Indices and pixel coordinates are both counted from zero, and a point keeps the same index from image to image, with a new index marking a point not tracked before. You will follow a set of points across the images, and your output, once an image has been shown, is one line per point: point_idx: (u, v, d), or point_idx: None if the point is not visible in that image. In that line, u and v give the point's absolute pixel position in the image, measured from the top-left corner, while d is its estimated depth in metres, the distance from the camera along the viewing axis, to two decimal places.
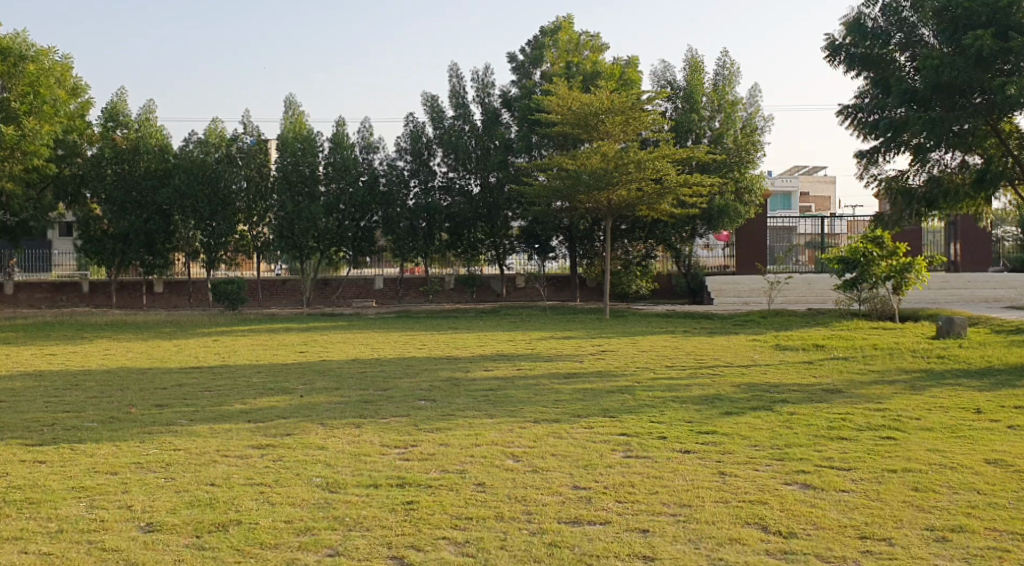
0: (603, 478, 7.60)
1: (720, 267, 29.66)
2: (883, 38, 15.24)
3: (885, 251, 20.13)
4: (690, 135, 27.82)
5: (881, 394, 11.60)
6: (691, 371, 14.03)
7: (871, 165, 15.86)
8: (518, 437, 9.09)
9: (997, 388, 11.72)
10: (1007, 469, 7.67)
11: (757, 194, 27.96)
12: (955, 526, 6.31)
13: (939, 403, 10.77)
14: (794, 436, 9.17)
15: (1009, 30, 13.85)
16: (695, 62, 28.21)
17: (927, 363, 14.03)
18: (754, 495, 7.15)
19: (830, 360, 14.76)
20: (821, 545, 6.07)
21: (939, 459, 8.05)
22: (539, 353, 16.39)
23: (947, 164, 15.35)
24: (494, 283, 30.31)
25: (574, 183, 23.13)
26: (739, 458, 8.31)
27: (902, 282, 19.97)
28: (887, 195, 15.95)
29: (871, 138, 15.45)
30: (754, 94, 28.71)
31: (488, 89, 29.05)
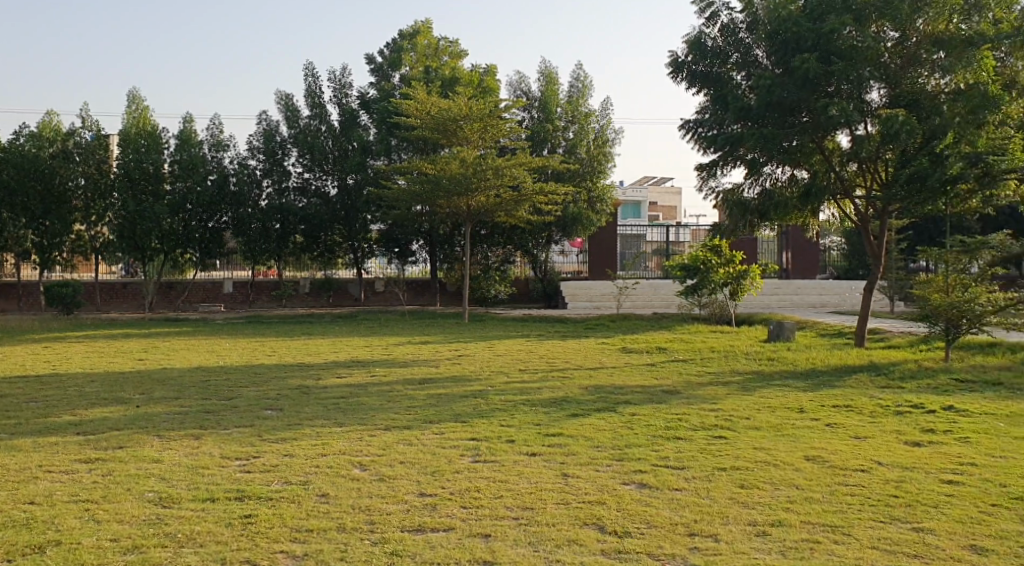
0: (449, 485, 7.67)
1: (573, 273, 30.34)
2: (721, 57, 16.00)
3: (723, 258, 21.06)
4: (546, 144, 28.32)
5: (717, 394, 12.15)
6: (541, 375, 14.29)
7: (710, 178, 16.61)
8: (366, 445, 9.05)
9: (821, 389, 12.46)
10: (824, 465, 8.19)
11: (609, 204, 28.82)
12: (774, 521, 6.70)
13: (769, 403, 11.38)
14: (635, 436, 9.52)
15: (831, 55, 14.69)
16: (549, 73, 28.83)
17: (760, 365, 14.78)
18: (593, 496, 7.38)
19: (671, 363, 15.35)
20: (652, 543, 6.33)
21: (765, 456, 8.52)
22: (394, 358, 16.34)
23: (778, 178, 16.32)
24: (352, 287, 29.98)
25: (433, 188, 23.14)
26: (582, 460, 8.56)
27: (739, 289, 21.12)
28: (723, 206, 16.75)
29: (710, 152, 16.17)
30: (606, 107, 29.50)
31: (344, 89, 28.77)
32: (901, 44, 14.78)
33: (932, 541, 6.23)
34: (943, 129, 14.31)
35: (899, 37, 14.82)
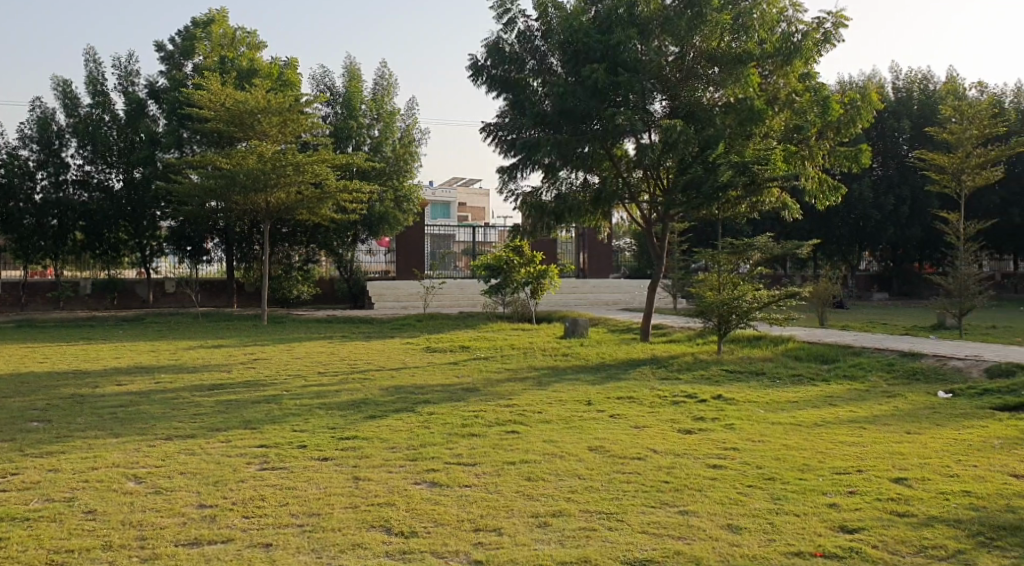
0: (232, 494, 7.38)
1: (380, 273, 29.95)
2: (518, 62, 16.29)
3: (525, 258, 21.50)
4: (350, 141, 27.70)
5: (512, 391, 12.36)
6: (340, 377, 14.05)
7: (510, 181, 16.89)
8: (143, 456, 8.58)
9: (611, 382, 12.94)
10: (606, 455, 8.49)
11: (415, 203, 28.72)
12: (555, 511, 6.87)
13: (561, 397, 11.69)
14: (429, 436, 9.52)
15: (618, 66, 15.31)
16: (353, 69, 28.44)
17: (556, 361, 15.17)
18: (383, 498, 7.31)
19: (472, 361, 15.49)
20: (437, 541, 6.34)
21: (552, 449, 8.74)
22: (183, 363, 15.59)
23: (573, 182, 16.80)
24: (139, 288, 28.37)
25: (229, 184, 22.30)
26: (373, 462, 8.46)
27: (539, 287, 21.64)
28: (522, 208, 17.08)
29: (510, 155, 16.43)
30: (411, 106, 29.40)
31: (131, 77, 27.21)
32: (681, 58, 15.70)
33: (696, 523, 6.58)
34: (716, 140, 15.13)
35: (678, 52, 15.74)
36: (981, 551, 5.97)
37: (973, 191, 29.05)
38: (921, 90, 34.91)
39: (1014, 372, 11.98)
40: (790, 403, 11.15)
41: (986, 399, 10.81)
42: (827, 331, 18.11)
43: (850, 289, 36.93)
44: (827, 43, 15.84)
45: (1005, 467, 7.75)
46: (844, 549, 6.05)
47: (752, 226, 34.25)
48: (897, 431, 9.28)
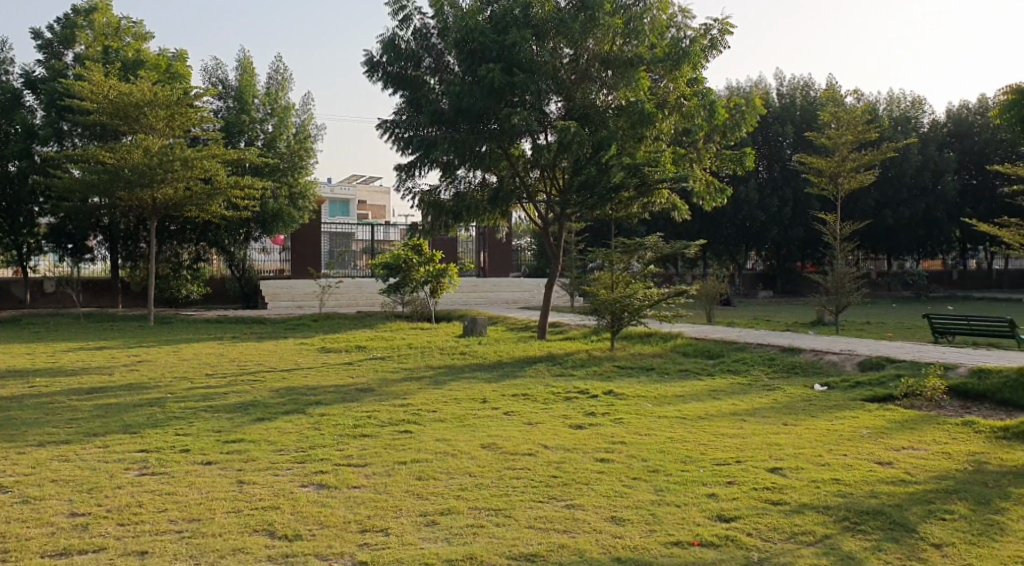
0: (108, 501, 7.17)
1: (275, 271, 29.44)
2: (414, 60, 16.24)
3: (423, 258, 21.43)
4: (243, 136, 27.10)
5: (406, 390, 12.33)
6: (229, 378, 13.76)
7: (408, 179, 16.83)
8: (13, 464, 8.23)
9: (505, 380, 13.04)
10: (498, 452, 8.55)
11: (310, 200, 28.29)
12: (443, 510, 6.89)
13: (455, 396, 11.72)
14: (319, 437, 9.42)
15: (514, 66, 15.40)
16: (245, 62, 27.82)
17: (451, 360, 15.19)
18: (267, 501, 7.20)
19: (367, 361, 15.38)
20: (321, 544, 6.29)
21: (444, 447, 8.76)
22: (62, 367, 15.02)
23: (471, 181, 16.84)
24: (15, 288, 27.16)
25: (113, 179, 21.59)
26: (260, 465, 8.32)
27: (438, 287, 21.64)
28: (420, 207, 17.03)
29: (407, 153, 16.37)
30: (306, 101, 28.94)
31: (5, 66, 26.05)
32: (575, 60, 15.85)
33: (580, 516, 6.69)
34: (609, 142, 15.45)
35: (573, 54, 15.87)
36: (847, 535, 6.25)
37: (850, 193, 30.34)
38: (803, 97, 36.40)
39: (883, 365, 12.58)
40: (678, 397, 11.44)
41: (859, 391, 11.32)
42: (716, 327, 18.64)
43: (737, 287, 38.05)
44: (713, 48, 16.28)
45: (873, 454, 8.14)
46: (720, 538, 6.25)
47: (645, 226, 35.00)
48: (774, 423, 9.63)
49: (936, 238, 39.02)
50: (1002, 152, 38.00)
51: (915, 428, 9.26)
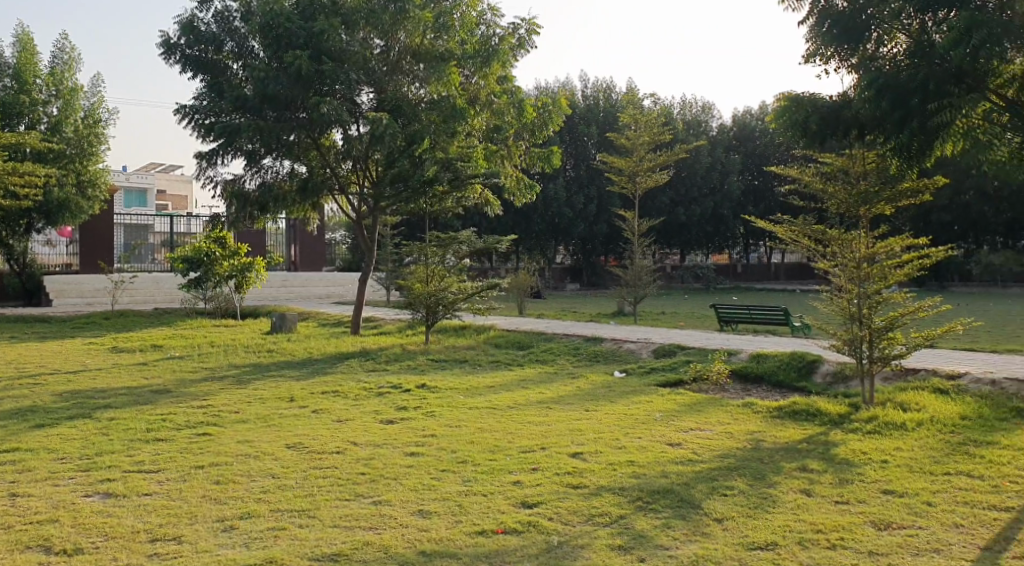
0: None
1: (62, 266, 27.87)
2: (215, 43, 15.75)
3: (228, 251, 20.79)
4: (23, 119, 25.26)
5: (206, 390, 11.96)
6: (7, 383, 12.87)
7: (210, 167, 16.29)
8: None
9: (311, 377, 12.90)
10: (303, 451, 8.49)
11: (102, 189, 26.73)
12: (241, 514, 6.78)
13: (259, 395, 11.49)
14: (108, 443, 9.01)
15: (322, 54, 15.22)
16: (26, 39, 25.88)
17: (255, 358, 14.85)
18: (46, 514, 6.84)
19: (164, 361, 14.79)
20: (106, 557, 6.06)
21: (245, 449, 8.60)
22: None
23: (278, 171, 16.50)
24: None
25: None
26: (40, 476, 7.88)
27: (244, 282, 21.09)
28: (223, 197, 16.53)
29: (208, 140, 15.84)
30: (95, 83, 27.25)
31: None
32: (386, 52, 15.93)
33: (385, 512, 6.76)
34: (421, 135, 15.54)
35: (384, 45, 15.96)
36: (639, 515, 6.64)
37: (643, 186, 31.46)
38: (606, 99, 37.90)
39: (675, 352, 13.35)
40: (486, 388, 11.71)
41: (655, 377, 11.99)
42: (524, 319, 19.15)
43: (545, 280, 39.07)
44: (522, 48, 16.69)
45: (665, 437, 8.66)
46: (522, 524, 6.48)
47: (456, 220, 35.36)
48: (576, 410, 10.05)
49: (723, 234, 41.88)
50: (778, 155, 41.41)
51: (702, 410, 9.92)
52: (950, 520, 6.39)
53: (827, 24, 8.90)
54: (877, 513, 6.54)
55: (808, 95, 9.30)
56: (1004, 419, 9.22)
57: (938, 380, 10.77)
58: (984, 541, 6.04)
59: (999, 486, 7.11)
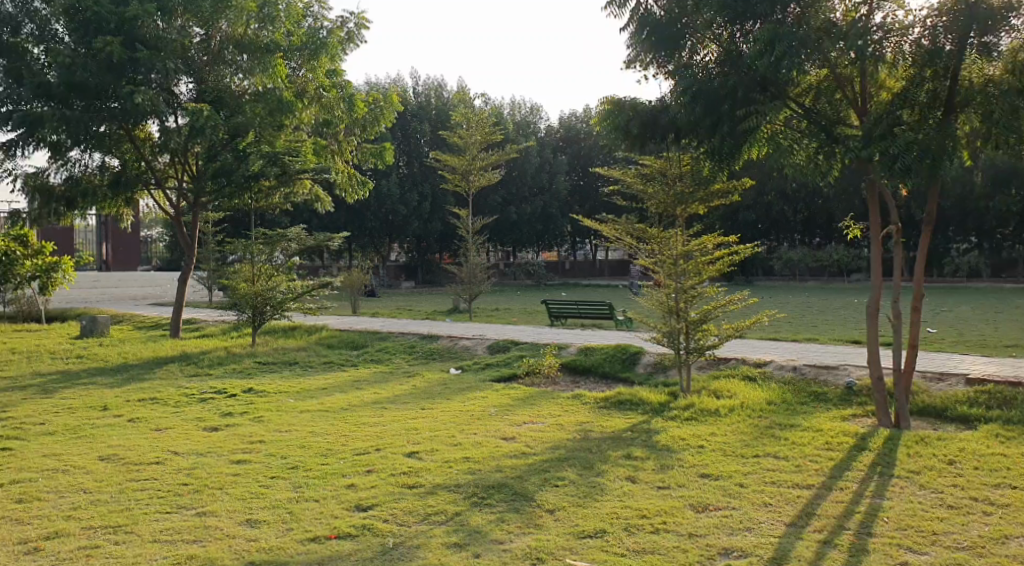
0: None
1: None
2: (13, 25, 14.80)
3: (30, 250, 19.56)
4: None
5: (8, 401, 11.28)
6: None
7: (9, 158, 15.32)
8: None
9: (127, 383, 12.39)
10: (118, 464, 8.18)
11: None
12: (49, 534, 6.50)
13: (69, 404, 10.95)
14: None
15: (135, 42, 14.60)
16: None
17: (64, 365, 14.10)
18: None
19: None
20: None
21: (54, 464, 8.20)
22: None
23: (87, 164, 15.73)
24: None
25: None
26: None
27: (48, 282, 19.94)
28: (24, 191, 15.59)
29: (7, 130, 14.88)
30: None
31: None
32: (206, 42, 15.39)
33: (210, 523, 6.64)
34: (245, 128, 15.21)
35: (203, 35, 15.37)
36: (473, 511, 6.80)
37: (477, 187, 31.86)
38: (438, 97, 38.04)
39: (509, 348, 13.64)
40: (316, 390, 11.62)
41: (488, 372, 12.23)
42: (355, 319, 19.05)
43: (378, 278, 38.78)
44: (350, 42, 16.58)
45: (497, 432, 8.88)
46: (357, 527, 6.51)
47: (282, 216, 34.63)
48: (409, 409, 10.13)
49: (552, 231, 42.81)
50: (603, 156, 42.99)
51: (533, 404, 10.21)
52: (761, 499, 6.89)
53: (646, 31, 9.18)
54: (695, 496, 6.96)
55: (631, 99, 9.67)
56: (805, 403, 10.00)
57: (749, 368, 11.52)
58: (790, 517, 6.54)
59: (801, 465, 7.72)
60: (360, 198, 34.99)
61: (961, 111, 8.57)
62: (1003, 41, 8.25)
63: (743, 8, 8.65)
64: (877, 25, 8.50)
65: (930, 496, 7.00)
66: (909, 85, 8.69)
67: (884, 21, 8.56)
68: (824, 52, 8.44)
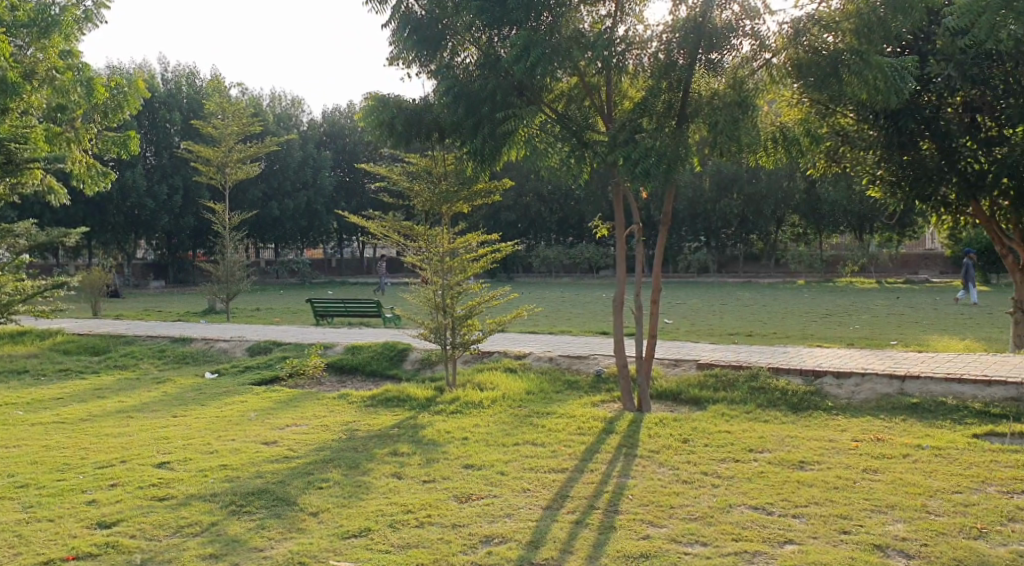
0: None
1: None
2: None
3: None
4: None
5: None
6: None
7: None
8: None
9: None
10: None
11: None
12: None
13: None
14: None
15: None
16: None
17: None
18: None
19: None
20: None
21: None
22: None
23: None
24: None
25: None
26: None
27: None
28: None
29: None
30: None
31: None
32: None
33: None
34: None
35: None
36: (230, 520, 6.70)
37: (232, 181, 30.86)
38: (189, 85, 36.56)
39: (271, 349, 13.42)
40: (55, 400, 10.92)
41: (248, 375, 11.98)
42: (100, 321, 17.97)
43: (121, 278, 36.66)
44: (89, 21, 15.65)
45: (256, 436, 8.76)
46: (99, 546, 6.24)
47: (11, 209, 31.92)
48: (160, 417, 9.76)
49: (316, 229, 41.93)
50: (367, 153, 42.90)
51: (296, 405, 10.13)
52: (520, 486, 7.27)
53: (407, 30, 9.34)
54: (458, 488, 7.23)
55: (394, 96, 9.83)
56: (561, 392, 10.58)
57: (508, 360, 12.01)
58: (545, 501, 6.95)
59: (557, 451, 8.20)
60: (101, 190, 32.92)
61: (691, 121, 9.40)
62: (726, 58, 9.28)
63: (500, 13, 8.92)
64: (620, 37, 9.26)
65: (669, 473, 7.67)
66: (648, 94, 9.23)
67: (625, 34, 9.30)
68: (575, 61, 8.96)
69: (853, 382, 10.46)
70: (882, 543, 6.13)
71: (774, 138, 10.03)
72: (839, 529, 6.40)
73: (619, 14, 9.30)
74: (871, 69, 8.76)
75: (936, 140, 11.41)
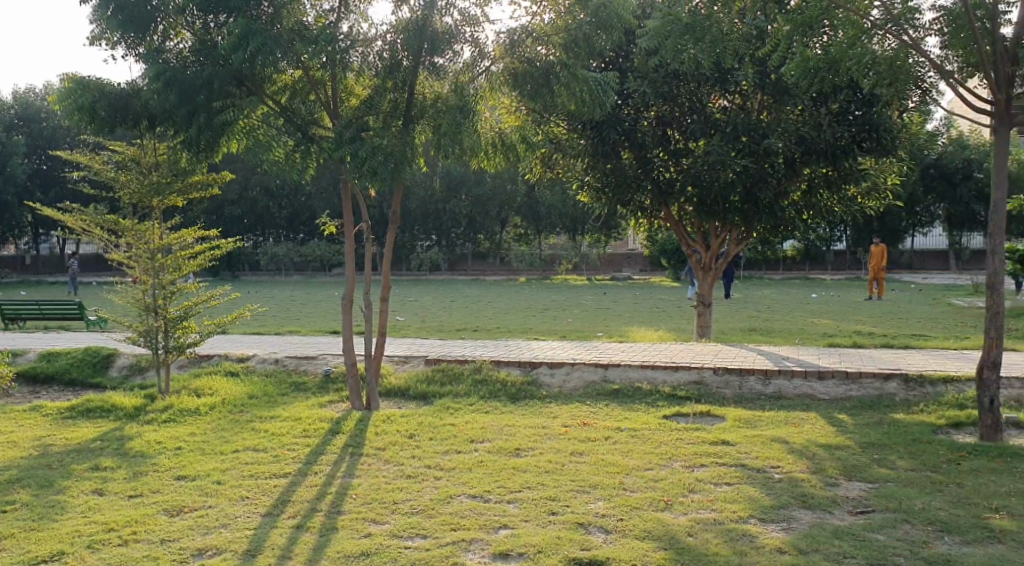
0: None
1: None
2: None
3: None
4: None
5: None
6: None
7: None
8: None
9: None
10: None
11: None
12: None
13: None
14: None
15: None
16: None
17: None
18: None
19: None
20: None
21: None
22: None
23: None
24: None
25: None
26: None
27: None
28: None
29: None
30: None
31: None
32: None
33: None
34: None
35: None
36: None
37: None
38: None
39: None
40: None
41: None
42: None
43: None
44: None
45: None
46: None
47: None
48: None
49: (5, 221, 38.72)
50: (70, 140, 39.79)
51: None
52: (237, 494, 7.21)
53: (111, 8, 8.76)
54: (168, 501, 7.05)
55: (95, 78, 9.19)
56: (284, 394, 10.54)
57: (230, 363, 11.76)
58: (265, 507, 6.95)
59: (278, 455, 8.19)
60: None
61: (417, 121, 9.62)
62: (448, 63, 9.51)
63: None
64: (344, 34, 9.28)
65: (391, 469, 7.92)
66: (374, 94, 9.49)
67: (349, 31, 9.33)
68: (297, 54, 8.80)
69: (564, 371, 11.25)
70: (584, 521, 6.69)
71: (494, 143, 10.47)
72: (547, 511, 6.92)
73: (343, 10, 9.36)
74: (578, 82, 9.61)
75: (634, 149, 12.55)
